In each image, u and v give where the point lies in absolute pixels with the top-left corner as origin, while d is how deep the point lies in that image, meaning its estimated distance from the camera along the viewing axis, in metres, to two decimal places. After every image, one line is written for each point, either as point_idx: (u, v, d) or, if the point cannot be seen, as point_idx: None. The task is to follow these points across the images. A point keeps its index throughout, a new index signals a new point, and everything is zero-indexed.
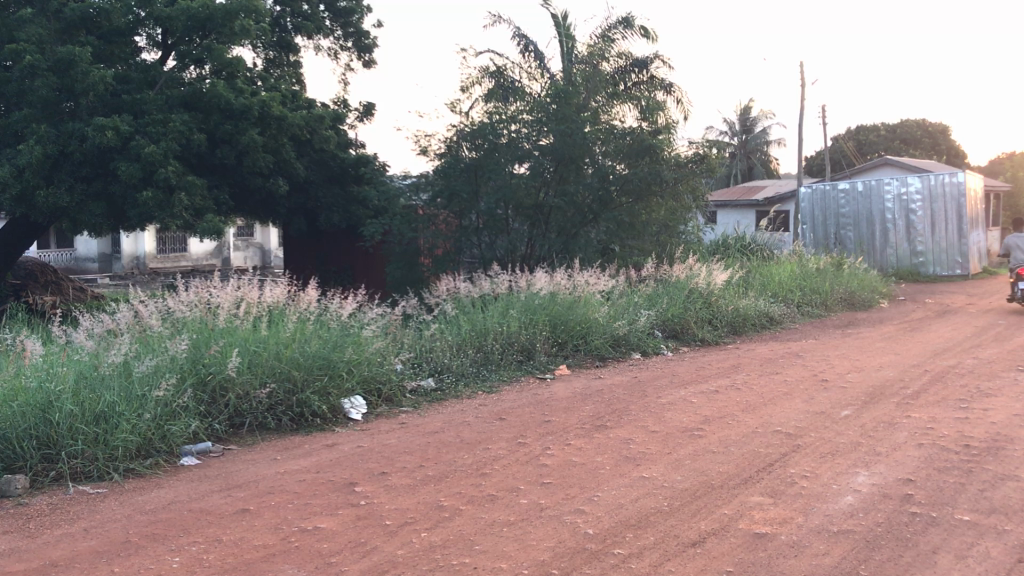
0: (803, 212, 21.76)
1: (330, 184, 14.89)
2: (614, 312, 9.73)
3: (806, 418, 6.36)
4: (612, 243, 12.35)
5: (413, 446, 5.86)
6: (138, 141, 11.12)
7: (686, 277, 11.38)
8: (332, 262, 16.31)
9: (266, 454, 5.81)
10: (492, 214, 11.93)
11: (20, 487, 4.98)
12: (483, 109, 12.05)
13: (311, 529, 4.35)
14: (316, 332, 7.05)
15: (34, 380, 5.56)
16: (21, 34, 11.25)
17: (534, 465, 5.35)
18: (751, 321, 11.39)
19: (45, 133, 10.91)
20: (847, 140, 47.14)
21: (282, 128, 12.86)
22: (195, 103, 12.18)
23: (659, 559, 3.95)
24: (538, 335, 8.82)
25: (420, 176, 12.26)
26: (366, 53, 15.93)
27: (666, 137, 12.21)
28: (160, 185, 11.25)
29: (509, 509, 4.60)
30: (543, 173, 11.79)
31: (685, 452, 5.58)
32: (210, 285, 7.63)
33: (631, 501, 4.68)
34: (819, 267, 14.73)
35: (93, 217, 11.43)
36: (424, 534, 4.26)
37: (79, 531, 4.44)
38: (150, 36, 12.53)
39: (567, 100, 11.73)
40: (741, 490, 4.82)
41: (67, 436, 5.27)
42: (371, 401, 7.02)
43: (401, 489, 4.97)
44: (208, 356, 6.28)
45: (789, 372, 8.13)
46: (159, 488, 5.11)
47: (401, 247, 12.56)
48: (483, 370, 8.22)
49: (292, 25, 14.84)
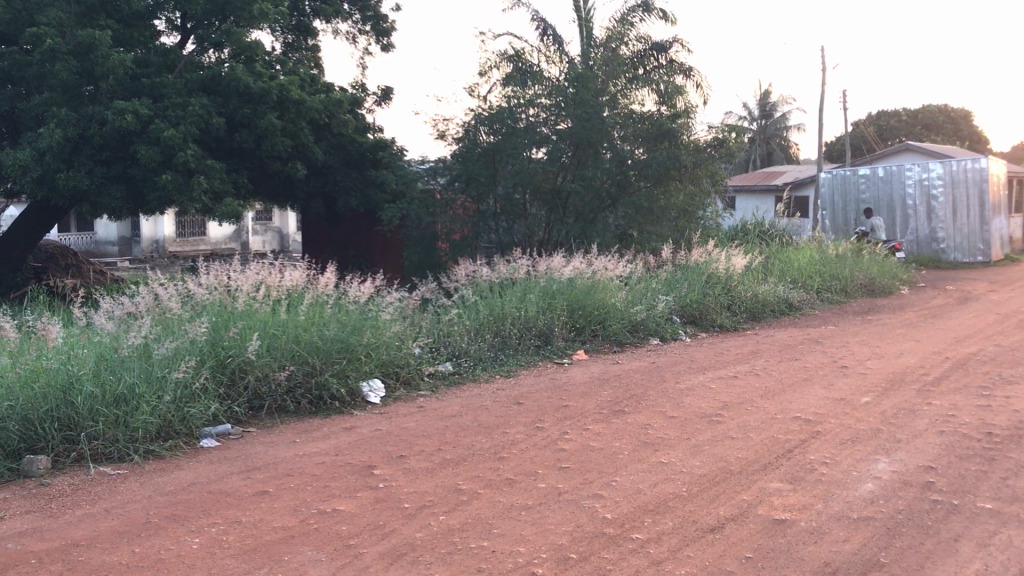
0: (824, 197, 21.58)
1: (348, 168, 14.75)
2: (633, 297, 9.69)
3: (826, 404, 6.32)
4: (630, 229, 12.22)
5: (431, 430, 5.86)
6: (157, 124, 11.14)
7: (705, 262, 11.32)
8: (350, 247, 16.25)
9: (286, 436, 5.84)
10: (509, 199, 11.99)
11: (42, 467, 5.05)
12: (501, 93, 12.02)
13: (330, 512, 4.37)
14: (334, 316, 7.06)
15: (55, 361, 5.58)
16: (42, 18, 11.29)
17: (551, 450, 5.34)
18: (769, 307, 11.31)
19: (65, 117, 10.95)
20: (869, 126, 46.75)
21: (302, 112, 12.77)
22: (214, 87, 12.21)
23: (677, 544, 3.93)
24: (556, 320, 8.81)
25: (437, 161, 12.30)
26: (385, 36, 15.82)
27: (685, 122, 12.11)
28: (179, 168, 11.27)
29: (528, 493, 4.60)
30: (560, 158, 11.77)
31: (704, 438, 5.54)
32: (231, 267, 7.61)
33: (650, 487, 4.65)
34: (839, 253, 14.58)
35: (114, 200, 11.56)
36: (442, 518, 4.27)
37: (101, 511, 4.48)
38: (170, 20, 12.60)
39: (586, 85, 11.63)
40: (761, 476, 4.79)
41: (88, 417, 5.31)
42: (389, 384, 7.04)
43: (419, 472, 4.97)
44: (228, 340, 6.30)
45: (808, 359, 8.07)
46: (179, 469, 5.15)
47: (417, 232, 12.56)
48: (500, 355, 8.24)
49: (310, 9, 14.77)
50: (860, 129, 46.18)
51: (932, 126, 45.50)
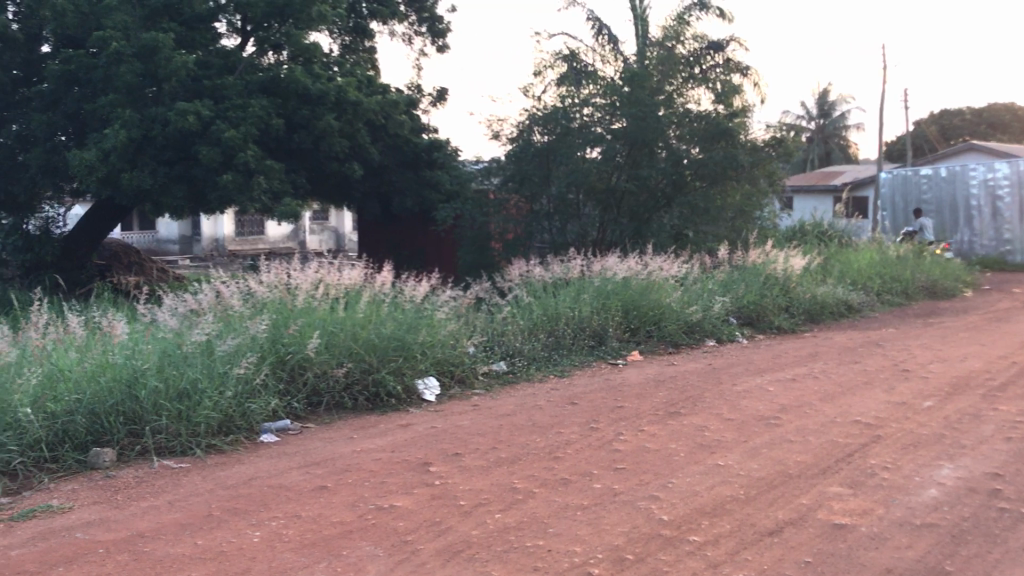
0: (884, 197, 21.35)
1: (404, 168, 14.86)
2: (689, 297, 9.60)
3: (887, 408, 6.21)
4: (686, 229, 12.12)
5: (486, 429, 5.87)
6: (218, 126, 11.37)
7: (762, 262, 11.19)
8: (405, 247, 16.40)
9: (343, 433, 5.91)
10: (563, 199, 11.98)
11: (107, 460, 5.19)
12: (555, 93, 12.04)
13: (387, 508, 4.41)
14: (391, 315, 7.12)
15: (120, 356, 5.71)
16: (108, 21, 11.55)
17: (607, 451, 5.33)
18: (829, 309, 11.13)
19: (130, 118, 11.20)
20: (931, 125, 45.72)
21: (359, 113, 12.88)
22: (274, 89, 12.41)
23: (735, 547, 3.90)
24: (610, 320, 8.79)
25: (491, 162, 12.38)
26: (440, 38, 15.93)
27: (742, 121, 12.00)
28: (240, 169, 11.48)
29: (583, 493, 4.60)
30: (615, 157, 11.73)
31: (761, 440, 5.49)
32: (290, 266, 7.72)
33: (707, 489, 4.62)
34: (900, 254, 14.27)
35: (176, 200, 11.82)
36: (498, 516, 4.29)
37: (165, 503, 4.58)
38: (231, 23, 12.81)
39: (642, 84, 11.59)
40: (820, 480, 4.73)
41: (152, 411, 5.44)
42: (444, 382, 7.08)
43: (475, 470, 5.00)
44: (288, 336, 6.40)
45: (868, 361, 7.94)
46: (240, 463, 5.25)
47: (471, 231, 12.63)
48: (554, 355, 8.26)
49: (367, 11, 14.90)
50: (922, 128, 45.23)
51: (998, 125, 44.31)
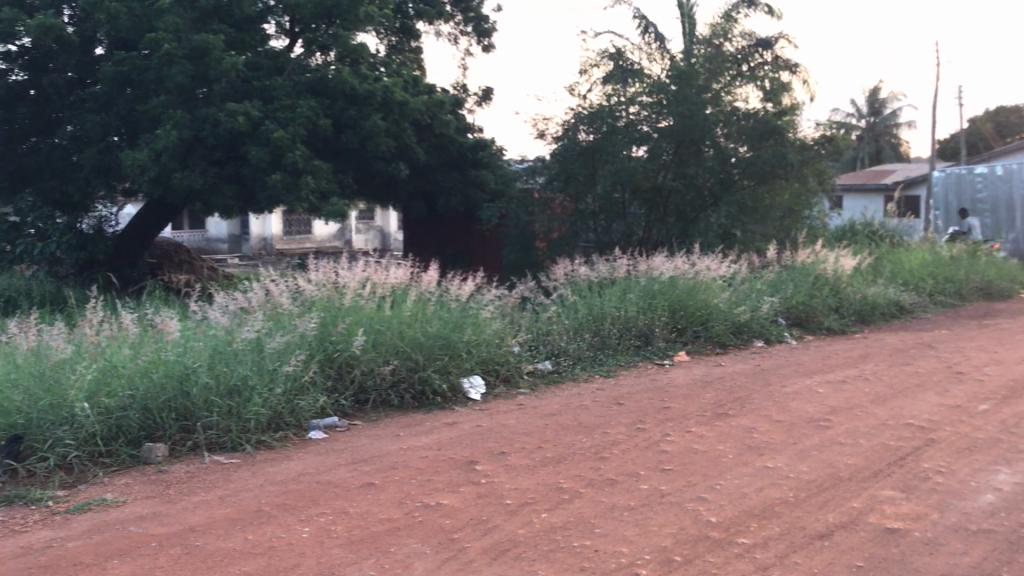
0: (937, 196, 20.93)
1: (450, 168, 14.90)
2: (737, 297, 9.50)
3: (941, 411, 6.09)
4: (734, 229, 12.02)
5: (531, 429, 5.87)
6: (267, 126, 11.51)
7: (812, 262, 11.05)
8: (449, 246, 16.45)
9: (390, 430, 5.94)
10: (609, 198, 11.93)
11: (160, 455, 5.27)
12: (601, 92, 11.99)
13: (434, 505, 4.43)
14: (437, 313, 7.15)
15: (172, 353, 5.80)
16: (160, 24, 11.73)
17: (654, 451, 5.30)
18: (879, 309, 10.95)
19: (181, 118, 11.38)
20: (986, 123, 44.73)
21: (405, 113, 12.94)
22: (321, 89, 12.53)
23: (784, 550, 3.85)
24: (657, 320, 8.74)
25: (536, 162, 12.43)
26: (486, 37, 15.95)
27: (791, 119, 11.83)
28: (288, 168, 11.60)
29: (630, 494, 4.57)
30: (661, 155, 11.65)
31: (811, 443, 5.41)
32: (337, 265, 7.78)
33: (755, 491, 4.57)
34: (954, 254, 13.97)
35: (225, 199, 11.99)
36: (545, 515, 4.28)
37: (216, 498, 4.64)
38: (279, 24, 12.95)
39: (689, 81, 11.49)
40: (872, 483, 4.65)
41: (203, 407, 5.52)
42: (489, 381, 7.09)
43: (521, 469, 5.00)
44: (336, 334, 6.46)
45: (920, 363, 7.80)
46: (288, 459, 5.31)
47: (516, 231, 12.66)
48: (600, 355, 8.24)
49: (413, 12, 14.87)
50: (976, 126, 44.28)
51: None
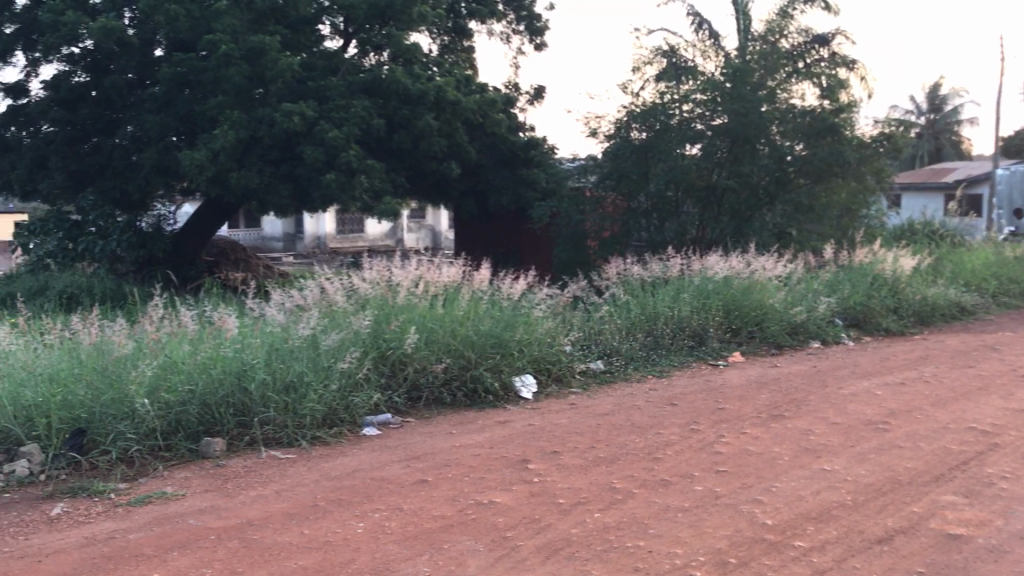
0: (1000, 194, 20.39)
1: (502, 167, 14.94)
2: (793, 297, 9.37)
3: (1005, 415, 5.93)
4: (789, 228, 11.90)
5: (584, 428, 5.85)
6: (322, 126, 11.65)
7: (870, 262, 10.86)
8: (500, 245, 16.48)
9: (442, 428, 5.97)
10: (662, 196, 11.86)
11: (218, 450, 5.37)
12: (655, 89, 11.92)
13: (486, 503, 4.44)
14: (489, 312, 7.17)
15: (230, 349, 5.90)
16: (218, 25, 11.92)
17: (708, 452, 5.25)
18: (940, 311, 10.72)
19: (238, 119, 11.56)
20: None
21: (457, 112, 12.98)
22: (375, 89, 12.67)
23: (842, 554, 3.79)
24: (710, 320, 8.66)
25: (588, 159, 12.36)
26: (538, 36, 15.95)
27: (848, 117, 11.57)
28: (342, 168, 11.72)
29: (684, 495, 4.53)
30: (716, 154, 11.53)
31: (869, 446, 5.32)
32: (391, 263, 7.85)
33: (812, 494, 4.50)
34: (1019, 254, 13.60)
35: (280, 198, 12.16)
36: (598, 515, 4.27)
37: (272, 493, 4.71)
38: (334, 25, 13.09)
39: (743, 80, 11.41)
40: (932, 488, 4.55)
41: (260, 403, 5.61)
42: (541, 380, 7.09)
43: (573, 469, 4.99)
44: (389, 332, 6.51)
45: (983, 366, 7.61)
46: (343, 455, 5.37)
47: (568, 230, 12.64)
48: (653, 355, 8.19)
49: (466, 11, 15.01)
50: None
51: None
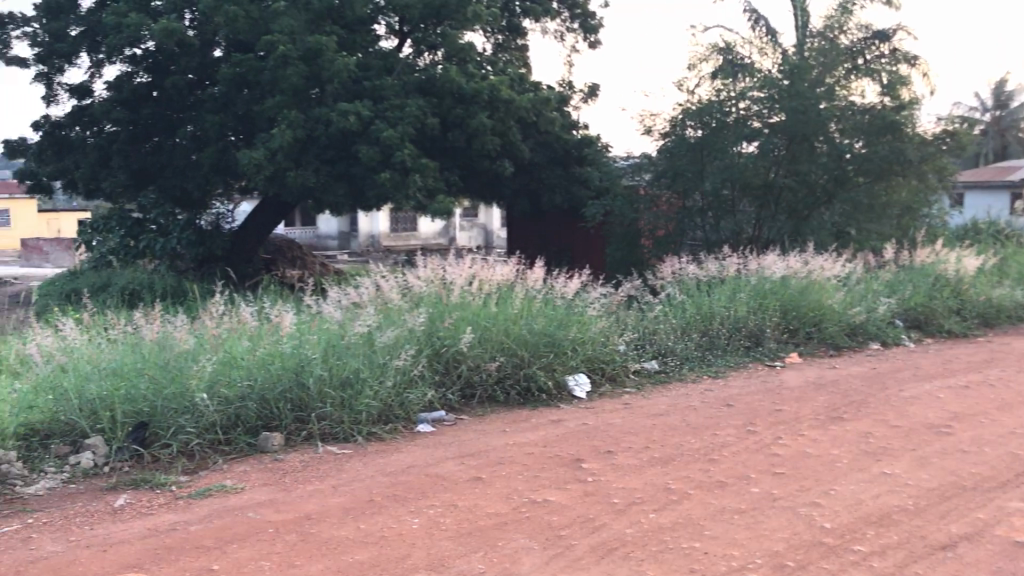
0: None
1: (555, 166, 14.92)
2: (852, 298, 9.21)
3: None
4: (848, 227, 11.73)
5: (638, 428, 5.82)
6: (377, 125, 11.76)
7: (932, 262, 10.62)
8: (554, 244, 16.45)
9: (496, 426, 5.99)
10: (718, 195, 11.74)
11: (276, 444, 5.45)
12: (711, 87, 11.79)
13: (541, 502, 4.44)
14: (542, 310, 7.16)
15: (288, 345, 5.99)
16: (276, 26, 12.09)
17: (765, 454, 5.19)
18: (1005, 312, 10.44)
19: (296, 118, 11.72)
20: None
21: (509, 111, 12.92)
22: (430, 89, 12.79)
23: (904, 560, 3.72)
24: (768, 320, 8.54)
25: (643, 157, 12.30)
26: (592, 34, 15.90)
27: (910, 114, 11.30)
28: (396, 166, 11.81)
29: (741, 497, 4.49)
30: (773, 152, 11.34)
31: (932, 450, 5.21)
32: (445, 261, 7.89)
33: (873, 498, 4.42)
34: None
35: (336, 196, 12.29)
36: (653, 515, 4.24)
37: (329, 487, 4.77)
38: (389, 24, 13.19)
39: (801, 76, 11.23)
40: (998, 494, 4.44)
41: (317, 398, 5.69)
42: (595, 380, 7.07)
43: (628, 468, 4.97)
44: (444, 330, 6.55)
45: None
46: (398, 451, 5.41)
47: (622, 228, 12.53)
48: (708, 355, 8.12)
49: (520, 10, 15.07)
50: None
51: None
